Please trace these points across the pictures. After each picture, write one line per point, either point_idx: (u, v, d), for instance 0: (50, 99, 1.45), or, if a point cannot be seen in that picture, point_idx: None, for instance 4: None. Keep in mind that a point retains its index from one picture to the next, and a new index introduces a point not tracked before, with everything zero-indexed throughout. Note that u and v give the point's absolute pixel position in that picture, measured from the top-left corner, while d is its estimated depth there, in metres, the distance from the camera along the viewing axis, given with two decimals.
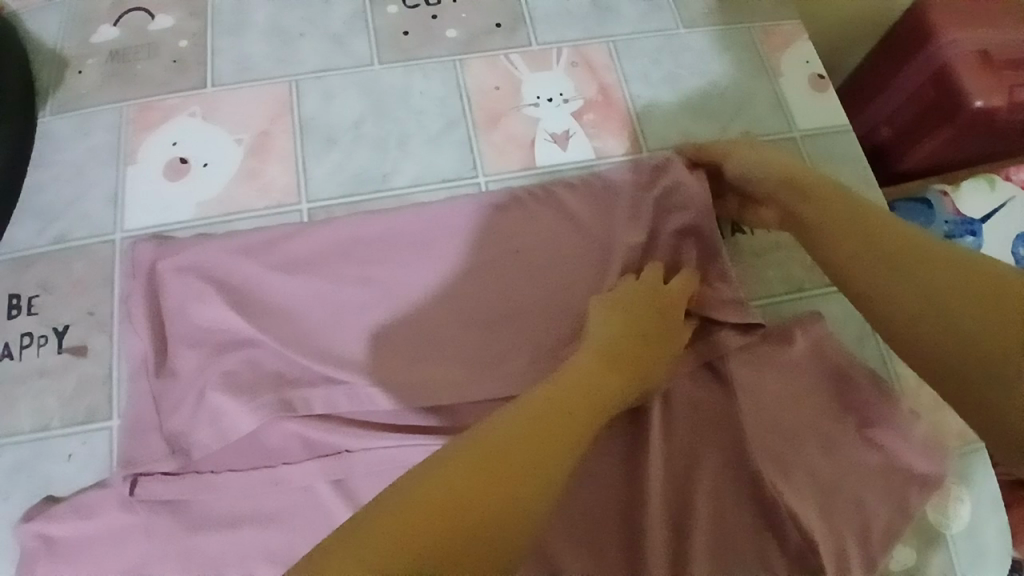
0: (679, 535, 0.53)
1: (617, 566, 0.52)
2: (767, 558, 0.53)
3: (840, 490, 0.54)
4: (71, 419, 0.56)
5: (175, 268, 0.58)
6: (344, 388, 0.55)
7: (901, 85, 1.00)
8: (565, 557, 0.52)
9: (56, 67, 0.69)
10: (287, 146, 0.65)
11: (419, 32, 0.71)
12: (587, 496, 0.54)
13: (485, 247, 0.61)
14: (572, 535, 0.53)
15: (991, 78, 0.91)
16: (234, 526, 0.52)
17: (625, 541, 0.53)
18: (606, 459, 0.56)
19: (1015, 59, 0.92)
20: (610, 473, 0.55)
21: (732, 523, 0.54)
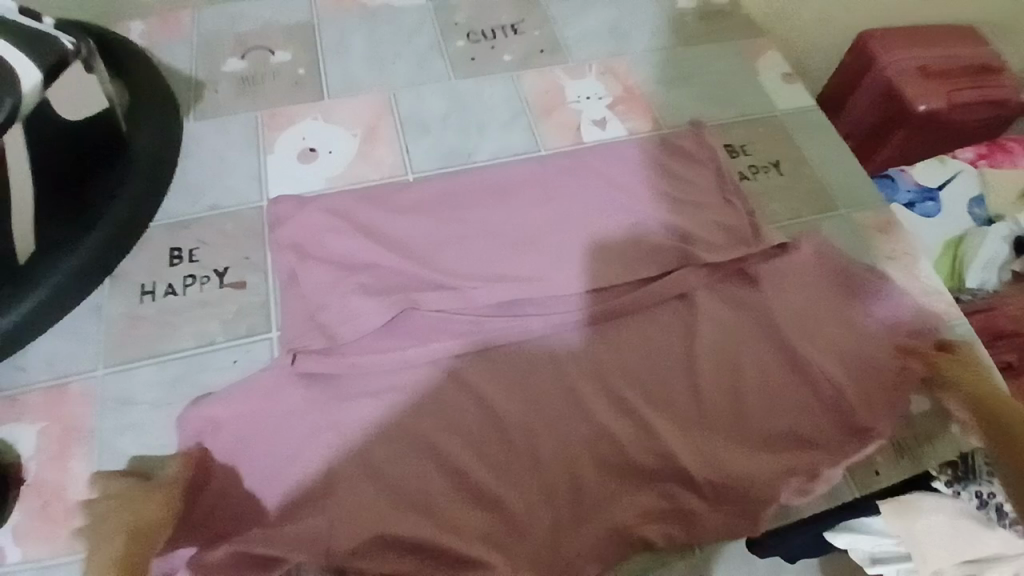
0: (730, 389, 0.68)
1: (686, 417, 0.67)
2: (807, 406, 0.67)
3: (856, 350, 0.69)
4: (234, 334, 0.69)
5: (316, 210, 0.75)
6: (450, 292, 0.71)
7: (859, 101, 1.24)
8: (646, 413, 0.66)
9: (195, 88, 0.87)
10: (390, 136, 0.84)
11: (482, 57, 0.92)
12: (657, 367, 0.69)
13: (545, 192, 0.79)
14: (650, 398, 0.67)
15: (927, 88, 1.17)
16: (385, 400, 0.65)
17: (691, 399, 0.68)
18: (668, 338, 0.71)
19: (942, 71, 1.18)
20: (673, 348, 0.70)
21: (774, 381, 0.69)
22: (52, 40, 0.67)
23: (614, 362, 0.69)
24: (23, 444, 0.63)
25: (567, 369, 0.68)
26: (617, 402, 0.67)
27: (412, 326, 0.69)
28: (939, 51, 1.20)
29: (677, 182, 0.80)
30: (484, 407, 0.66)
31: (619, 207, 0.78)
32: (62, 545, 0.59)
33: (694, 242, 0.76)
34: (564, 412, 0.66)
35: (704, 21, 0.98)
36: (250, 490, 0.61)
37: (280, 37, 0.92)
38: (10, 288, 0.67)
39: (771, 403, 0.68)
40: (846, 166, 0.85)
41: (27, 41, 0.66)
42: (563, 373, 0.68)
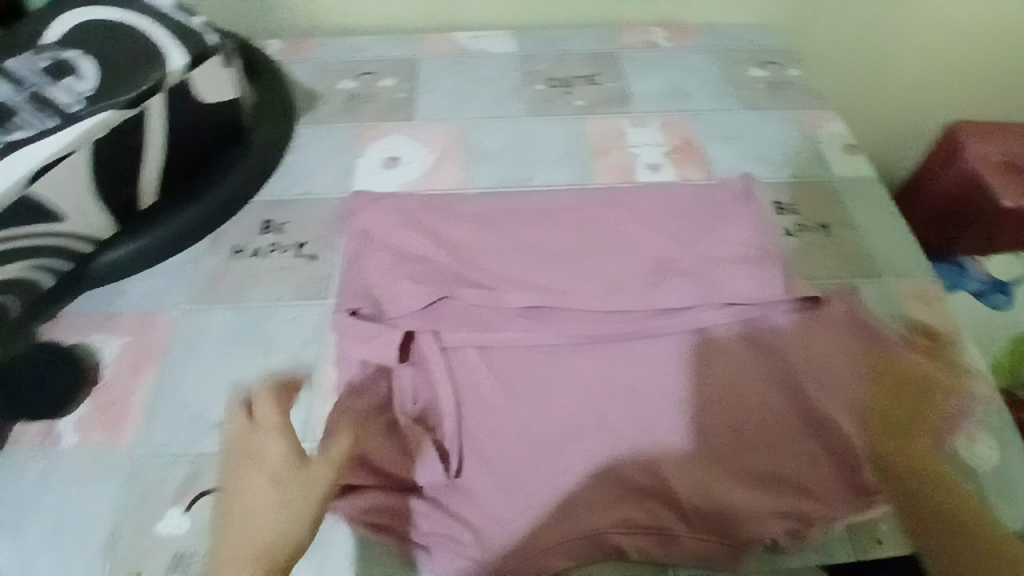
0: (736, 425, 0.70)
1: (686, 442, 0.69)
2: (814, 456, 0.67)
3: (876, 409, 0.69)
4: (298, 296, 0.80)
5: (385, 206, 0.85)
6: (483, 291, 0.77)
7: (939, 190, 1.25)
8: (645, 433, 0.69)
9: (311, 99, 1.03)
10: (463, 156, 0.95)
11: (555, 99, 1.02)
12: (665, 391, 0.72)
13: (589, 219, 0.85)
14: (654, 419, 0.70)
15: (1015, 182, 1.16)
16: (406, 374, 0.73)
17: (692, 427, 0.70)
18: (681, 369, 0.74)
19: None
20: (685, 378, 0.73)
21: (781, 425, 0.69)
22: (200, 36, 0.82)
23: (624, 379, 0.73)
24: (105, 352, 0.76)
25: (575, 377, 0.73)
26: (618, 416, 0.70)
27: (444, 314, 0.77)
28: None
29: (718, 226, 0.84)
30: (494, 397, 0.71)
31: (658, 242, 0.83)
32: (113, 439, 0.70)
33: (725, 283, 0.78)
34: (565, 416, 0.70)
35: (773, 90, 1.02)
36: None
37: (387, 67, 1.08)
38: (131, 228, 0.83)
39: (775, 446, 0.68)
40: (895, 239, 0.85)
41: (183, 35, 0.81)
42: (573, 379, 0.73)
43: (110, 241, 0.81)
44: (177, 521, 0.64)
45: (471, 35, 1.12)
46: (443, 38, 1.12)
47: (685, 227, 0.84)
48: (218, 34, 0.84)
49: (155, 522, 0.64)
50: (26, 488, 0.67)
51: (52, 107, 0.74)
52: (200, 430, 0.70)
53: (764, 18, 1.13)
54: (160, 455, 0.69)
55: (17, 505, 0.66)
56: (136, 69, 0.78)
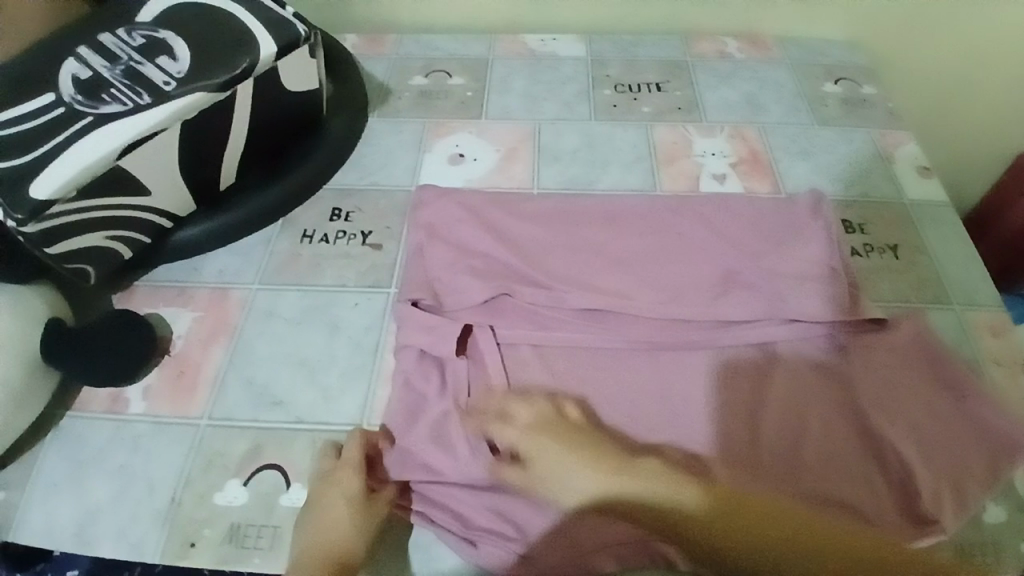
0: (791, 443, 0.69)
1: (738, 458, 0.68)
2: (871, 482, 0.66)
3: (938, 438, 0.67)
4: (362, 283, 0.82)
5: (451, 200, 0.86)
6: (545, 291, 0.78)
7: (1010, 220, 1.23)
8: (697, 445, 0.69)
9: (383, 93, 1.06)
10: (528, 157, 0.96)
11: (623, 105, 1.02)
12: (720, 405, 0.72)
13: (653, 225, 0.85)
14: (708, 431, 0.70)
15: None
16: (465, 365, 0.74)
17: (745, 444, 0.69)
18: (738, 383, 0.73)
19: None
20: (741, 393, 0.73)
21: (837, 449, 0.68)
22: (290, 26, 0.84)
23: (680, 387, 0.73)
24: (178, 324, 0.79)
25: (631, 381, 0.73)
26: (674, 425, 0.70)
27: (504, 310, 0.77)
28: None
29: (784, 241, 0.82)
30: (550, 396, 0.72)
31: (722, 253, 0.82)
32: (184, 407, 0.73)
33: (790, 299, 0.77)
34: (619, 419, 0.71)
35: (846, 107, 1.00)
36: (339, 411, 0.72)
37: (458, 64, 1.10)
38: (210, 208, 0.87)
39: (831, 467, 0.67)
40: (969, 266, 0.83)
41: (274, 23, 0.84)
42: (629, 383, 0.73)
43: (189, 218, 0.85)
44: (237, 492, 0.67)
45: (542, 37, 1.13)
46: (514, 39, 1.13)
47: (750, 239, 0.83)
48: (305, 24, 0.86)
49: (217, 493, 0.67)
50: (102, 447, 0.71)
51: (147, 85, 0.77)
52: (264, 406, 0.73)
53: (841, 33, 1.11)
54: (226, 424, 0.72)
55: (92, 462, 0.70)
56: (228, 54, 0.80)
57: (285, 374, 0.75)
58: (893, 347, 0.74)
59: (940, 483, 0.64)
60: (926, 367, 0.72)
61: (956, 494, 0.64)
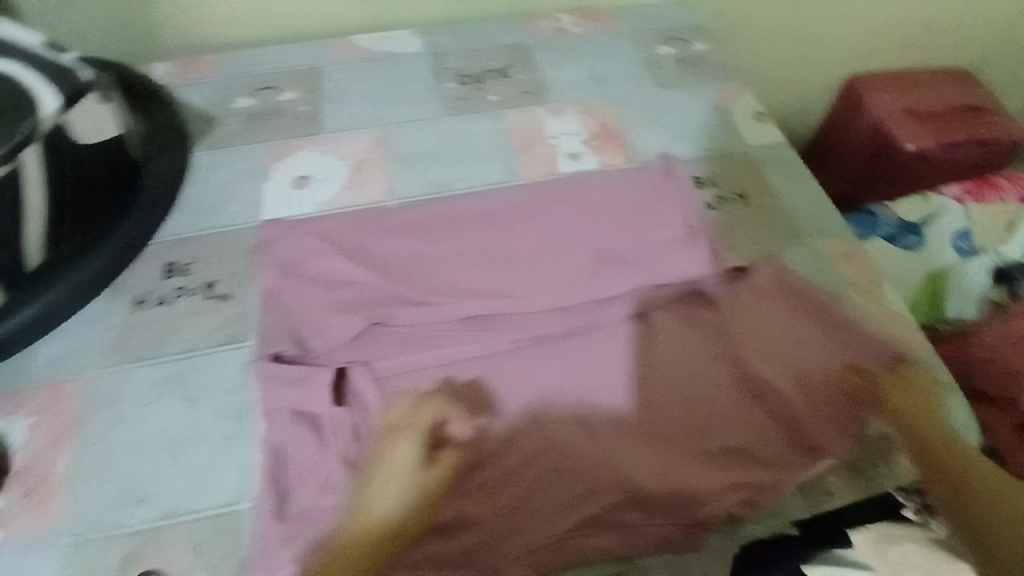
0: (696, 407, 0.70)
1: (636, 430, 0.69)
2: (758, 423, 0.69)
3: (810, 371, 0.71)
4: (217, 341, 0.75)
5: (304, 233, 0.81)
6: (419, 308, 0.74)
7: (847, 142, 1.32)
8: (597, 426, 0.69)
9: (206, 123, 0.96)
10: (380, 166, 0.91)
11: (469, 97, 0.99)
12: (610, 381, 0.72)
13: (517, 216, 0.84)
14: (604, 411, 0.70)
15: (919, 128, 1.23)
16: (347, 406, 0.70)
17: (640, 416, 0.70)
18: (626, 355, 0.74)
19: (931, 111, 1.26)
20: (630, 364, 0.73)
21: (725, 399, 0.71)
22: (74, 76, 0.81)
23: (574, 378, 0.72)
24: (8, 437, 0.68)
25: (522, 383, 0.72)
26: (578, 417, 0.70)
27: (379, 340, 0.73)
28: (925, 94, 1.28)
29: (640, 210, 0.84)
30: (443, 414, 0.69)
31: (589, 233, 0.82)
32: (27, 532, 0.63)
33: (657, 269, 0.78)
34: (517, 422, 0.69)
35: (682, 67, 1.03)
36: (218, 490, 0.65)
37: (287, 78, 1.01)
38: (19, 293, 0.74)
39: (733, 422, 0.69)
40: (814, 201, 0.88)
41: (57, 78, 0.80)
42: (520, 386, 0.72)
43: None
44: None
45: (374, 36, 1.07)
46: (345, 42, 1.06)
47: (611, 214, 0.84)
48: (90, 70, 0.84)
49: None
50: None
51: None
52: (129, 505, 0.65)
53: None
54: (85, 539, 0.62)
55: None
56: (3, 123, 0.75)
57: (147, 464, 0.67)
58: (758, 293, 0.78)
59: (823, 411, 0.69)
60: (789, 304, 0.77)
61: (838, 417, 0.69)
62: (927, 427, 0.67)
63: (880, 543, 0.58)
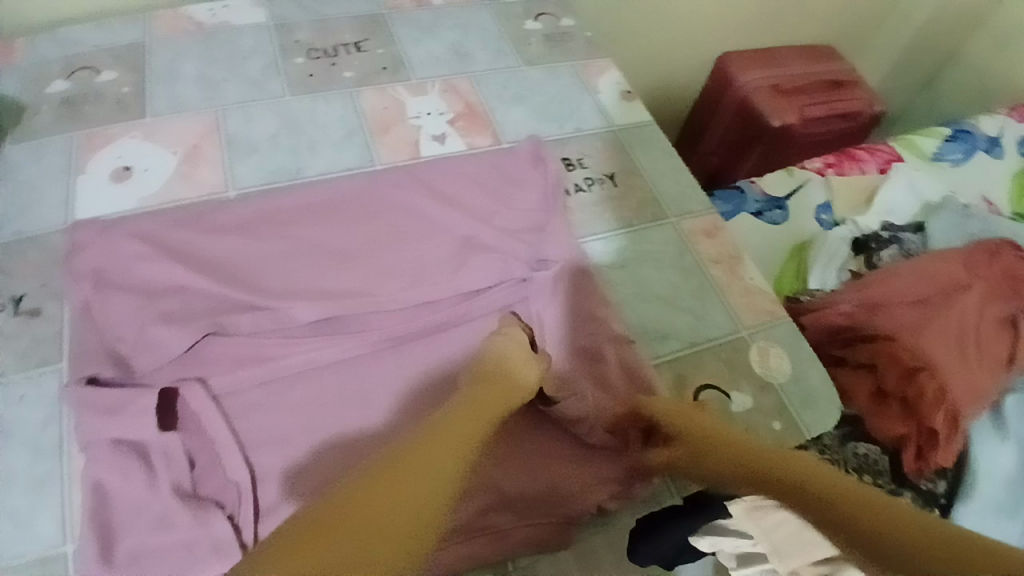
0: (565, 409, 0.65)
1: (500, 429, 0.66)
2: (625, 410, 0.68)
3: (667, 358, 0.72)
4: (27, 366, 0.65)
5: (126, 234, 0.70)
6: (264, 313, 0.69)
7: (720, 119, 1.35)
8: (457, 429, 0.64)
9: (14, 112, 0.83)
10: (214, 154, 0.80)
11: (320, 74, 0.89)
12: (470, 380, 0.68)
13: (372, 205, 0.78)
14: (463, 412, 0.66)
15: (784, 104, 1.29)
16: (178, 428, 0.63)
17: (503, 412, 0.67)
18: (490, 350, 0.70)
19: (793, 86, 1.31)
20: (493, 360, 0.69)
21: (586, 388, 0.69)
22: None
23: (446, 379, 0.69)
24: None
25: (388, 390, 0.68)
26: None
27: (218, 355, 0.67)
28: (787, 69, 1.33)
29: (504, 194, 0.80)
30: (298, 433, 0.65)
31: (454, 223, 0.77)
32: None
33: (523, 257, 0.76)
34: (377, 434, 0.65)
35: (548, 43, 1.00)
36: (31, 539, 0.57)
37: (108, 57, 0.89)
38: None
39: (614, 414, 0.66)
40: (678, 178, 0.88)
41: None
42: (383, 392, 0.68)
43: None
44: None
45: (210, 6, 0.95)
46: (175, 15, 0.94)
47: (477, 200, 0.80)
48: None
49: None
50: None
51: None
52: None
53: None
54: None
55: None
56: None
57: None
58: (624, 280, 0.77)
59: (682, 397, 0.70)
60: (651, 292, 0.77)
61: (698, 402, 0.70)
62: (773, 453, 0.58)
63: (756, 518, 0.61)
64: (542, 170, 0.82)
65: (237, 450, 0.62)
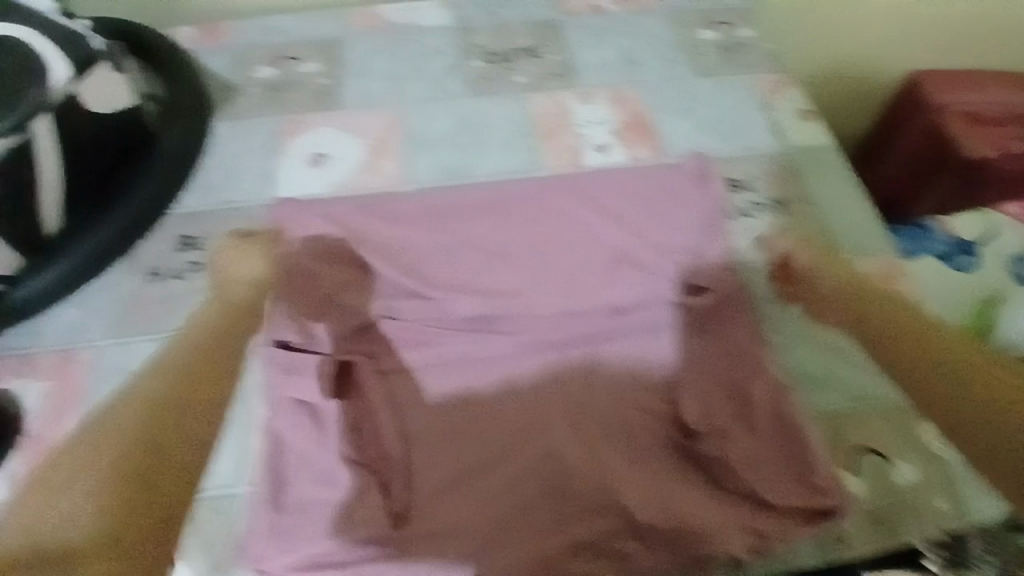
0: (708, 450, 0.65)
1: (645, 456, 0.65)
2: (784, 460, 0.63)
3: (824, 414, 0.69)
4: (226, 320, 0.74)
5: (316, 214, 0.78)
6: (429, 301, 0.73)
7: (905, 141, 1.22)
8: (604, 450, 0.65)
9: (228, 91, 0.94)
10: (396, 148, 0.87)
11: (496, 78, 0.94)
12: (621, 402, 0.69)
13: (536, 208, 0.80)
14: (610, 431, 0.66)
15: (983, 136, 1.14)
16: (343, 396, 0.68)
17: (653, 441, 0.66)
18: (647, 377, 0.71)
19: (1000, 116, 1.15)
20: (648, 388, 0.70)
21: (742, 431, 0.65)
22: (84, 42, 0.78)
23: (591, 395, 0.69)
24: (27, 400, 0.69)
25: (534, 395, 0.69)
26: (586, 436, 0.66)
27: (384, 335, 0.72)
28: (997, 94, 1.16)
29: (666, 210, 0.79)
30: (448, 421, 0.68)
31: (612, 233, 0.77)
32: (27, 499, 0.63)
33: (676, 278, 0.74)
34: (521, 439, 0.66)
35: (724, 54, 0.95)
36: (219, 473, 0.65)
37: (310, 49, 0.98)
38: (40, 260, 0.75)
39: (762, 462, 0.63)
40: (858, 212, 0.82)
41: (68, 46, 0.77)
42: (530, 397, 0.69)
43: (16, 278, 0.74)
44: None
45: (401, 6, 1.02)
46: (369, 12, 1.02)
47: (638, 211, 0.79)
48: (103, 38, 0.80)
49: None
50: None
51: None
52: None
53: None
54: None
55: None
56: (13, 91, 0.73)
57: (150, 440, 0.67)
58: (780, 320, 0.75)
59: (839, 455, 0.66)
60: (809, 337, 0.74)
61: (858, 464, 0.65)
62: (924, 361, 0.64)
63: None
64: (709, 188, 0.80)
65: (392, 424, 0.67)
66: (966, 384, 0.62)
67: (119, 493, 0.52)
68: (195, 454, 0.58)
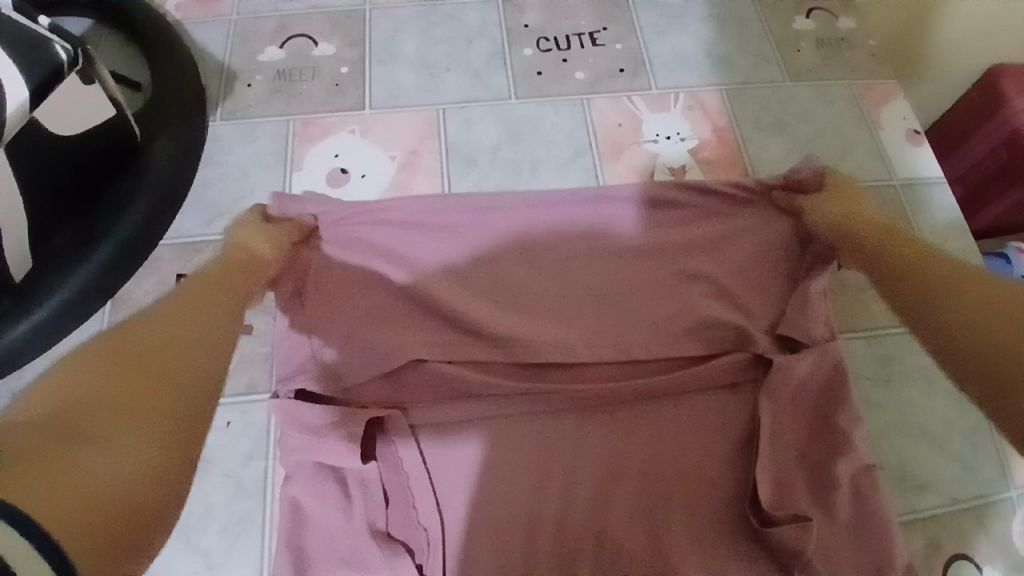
0: (782, 534, 0.53)
1: (704, 540, 0.56)
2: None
3: (932, 521, 0.60)
4: (233, 389, 0.63)
5: (347, 241, 0.64)
6: (479, 364, 0.61)
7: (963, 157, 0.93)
8: (666, 533, 0.56)
9: (226, 80, 0.77)
10: (433, 164, 0.73)
11: (550, 71, 0.79)
12: (686, 474, 0.58)
13: (607, 251, 0.66)
14: (668, 509, 0.57)
15: None
16: (378, 457, 0.58)
17: (718, 520, 0.57)
18: (720, 442, 0.59)
19: None
20: (719, 456, 0.59)
21: (829, 533, 0.55)
22: (47, 46, 0.59)
23: (657, 463, 0.58)
24: None
25: (588, 461, 0.58)
26: (646, 517, 0.56)
27: (409, 393, 0.60)
28: None
29: (760, 248, 0.65)
30: (491, 508, 0.56)
31: (698, 280, 0.64)
32: None
33: (765, 330, 0.62)
34: (565, 521, 0.56)
35: (820, 53, 0.82)
36: None
37: (325, 24, 0.81)
38: (15, 307, 0.63)
39: (841, 564, 0.54)
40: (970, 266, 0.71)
41: (16, 49, 0.57)
42: (581, 466, 0.58)
43: None
44: None
45: None
46: None
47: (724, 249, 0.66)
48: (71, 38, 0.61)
49: None
50: None
51: None
52: None
53: None
54: None
55: None
56: None
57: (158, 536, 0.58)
58: (882, 402, 0.65)
59: (932, 568, 0.58)
60: (912, 421, 0.64)
61: None
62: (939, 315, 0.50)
63: None
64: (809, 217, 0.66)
65: (431, 491, 0.56)
66: (987, 324, 0.46)
67: (88, 370, 0.40)
68: (194, 333, 0.48)
